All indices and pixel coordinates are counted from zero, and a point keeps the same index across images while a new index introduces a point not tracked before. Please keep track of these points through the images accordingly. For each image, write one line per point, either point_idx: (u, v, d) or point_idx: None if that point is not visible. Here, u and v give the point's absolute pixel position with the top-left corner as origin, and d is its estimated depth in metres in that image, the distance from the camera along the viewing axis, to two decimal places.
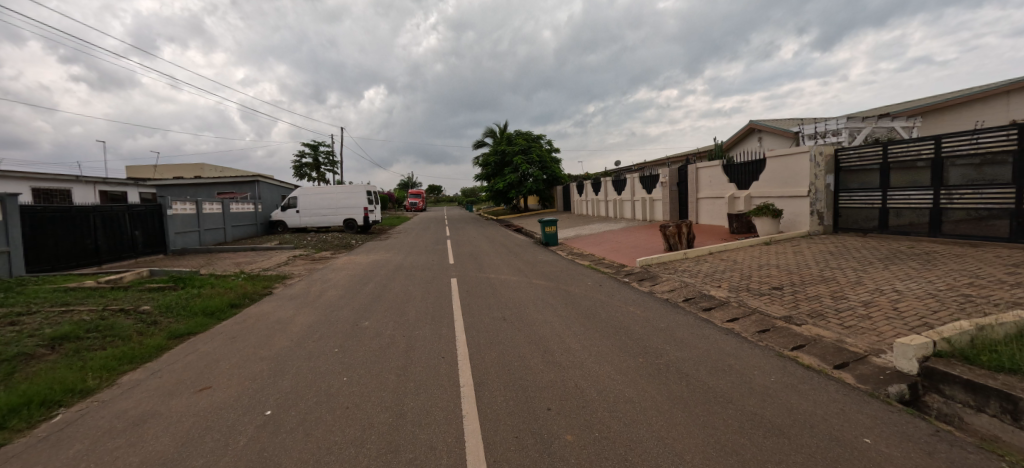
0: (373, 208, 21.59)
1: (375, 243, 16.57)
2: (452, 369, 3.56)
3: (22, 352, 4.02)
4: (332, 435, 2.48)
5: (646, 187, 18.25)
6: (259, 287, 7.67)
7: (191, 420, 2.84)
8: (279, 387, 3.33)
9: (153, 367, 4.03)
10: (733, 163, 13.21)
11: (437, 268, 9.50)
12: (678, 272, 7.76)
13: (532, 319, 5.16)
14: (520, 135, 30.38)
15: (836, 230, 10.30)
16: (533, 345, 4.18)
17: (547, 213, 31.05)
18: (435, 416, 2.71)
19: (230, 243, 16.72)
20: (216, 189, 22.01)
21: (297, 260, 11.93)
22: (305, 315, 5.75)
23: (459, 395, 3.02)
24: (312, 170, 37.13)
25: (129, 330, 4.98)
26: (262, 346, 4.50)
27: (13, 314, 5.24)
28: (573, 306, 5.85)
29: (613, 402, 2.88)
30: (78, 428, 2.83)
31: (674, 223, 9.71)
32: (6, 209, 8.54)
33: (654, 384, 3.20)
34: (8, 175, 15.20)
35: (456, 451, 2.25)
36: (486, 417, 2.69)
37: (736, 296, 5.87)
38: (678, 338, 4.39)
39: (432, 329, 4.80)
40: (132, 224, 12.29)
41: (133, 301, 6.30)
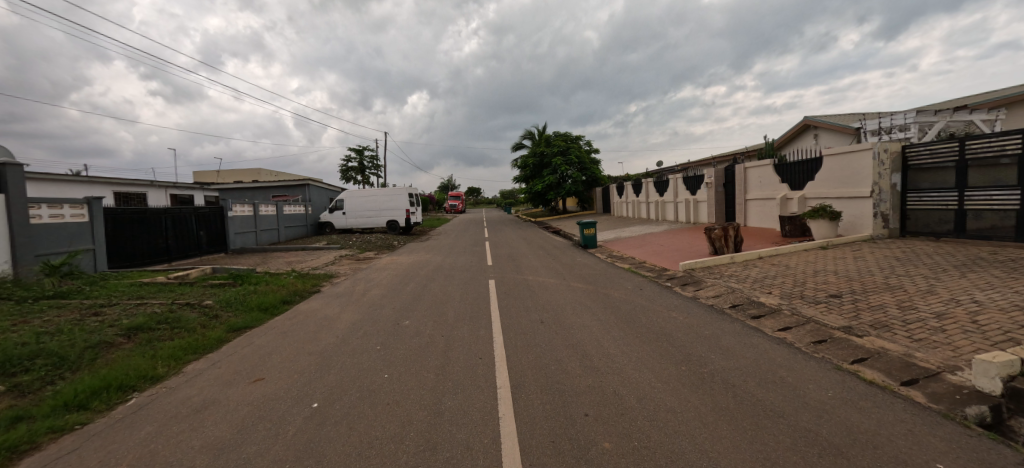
0: (415, 210, 22.30)
1: (416, 244, 17.06)
2: (491, 370, 3.59)
3: (104, 340, 4.46)
4: (374, 430, 2.56)
5: (690, 188, 17.65)
6: (308, 285, 8.10)
7: (245, 409, 3.02)
8: (325, 382, 3.48)
9: (214, 358, 4.35)
10: (784, 162, 12.55)
11: (475, 270, 9.60)
12: (725, 277, 7.40)
13: (570, 321, 5.14)
14: (559, 136, 30.27)
15: (903, 233, 9.47)
16: (570, 348, 4.14)
17: (585, 215, 30.64)
18: (472, 416, 2.73)
19: (282, 242, 17.75)
20: (270, 192, 23.49)
21: (343, 260, 12.47)
22: (349, 313, 5.99)
23: (497, 397, 3.02)
24: (357, 175, 38.63)
25: (194, 323, 5.40)
26: (310, 342, 4.72)
27: (97, 306, 5.83)
28: (612, 310, 5.73)
29: (653, 410, 2.79)
30: (149, 411, 3.10)
31: (721, 226, 9.32)
32: (92, 210, 9.58)
33: (697, 394, 3.07)
34: (95, 180, 17.05)
35: (492, 453, 2.25)
36: (523, 419, 2.69)
37: (788, 304, 5.52)
38: (724, 347, 4.18)
39: (470, 329, 4.88)
40: (197, 225, 13.32)
41: (198, 296, 6.85)
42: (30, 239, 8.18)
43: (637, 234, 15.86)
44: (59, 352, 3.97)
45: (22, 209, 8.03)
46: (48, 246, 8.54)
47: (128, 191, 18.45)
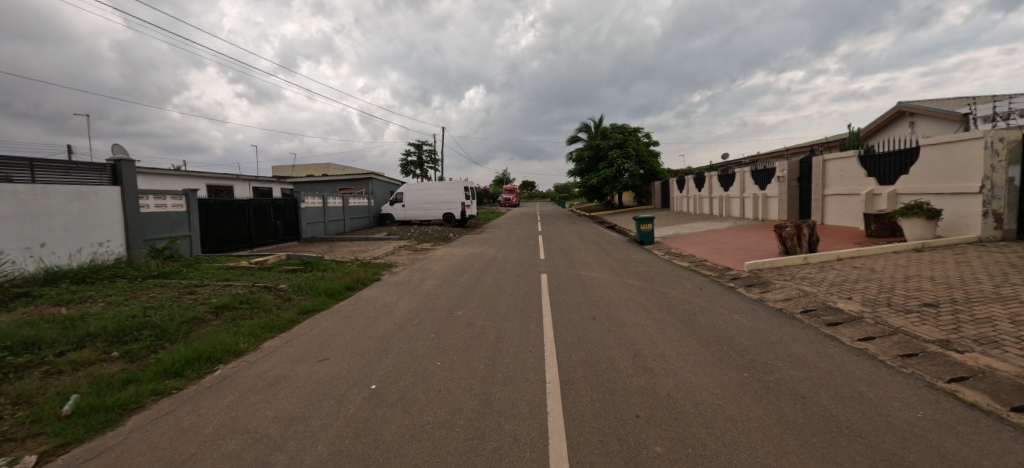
0: (471, 203, 22.93)
1: (470, 236, 17.45)
2: (540, 363, 3.60)
3: (197, 316, 5.05)
4: (427, 415, 2.67)
5: (759, 182, 16.49)
6: (369, 273, 8.60)
7: (312, 386, 3.28)
8: (383, 365, 3.69)
9: (286, 337, 4.76)
10: (871, 154, 11.32)
11: (528, 264, 9.64)
12: (796, 280, 6.83)
13: (623, 319, 5.01)
14: (616, 128, 29.49)
15: (1022, 236, 8.17)
16: (622, 346, 4.04)
17: (641, 210, 29.58)
18: (520, 408, 2.76)
19: (347, 233, 18.95)
20: (338, 185, 25.19)
21: (402, 250, 13.06)
22: (406, 301, 6.29)
23: (545, 391, 3.03)
24: (416, 169, 40.19)
25: (270, 304, 5.94)
26: (370, 327, 5.02)
27: (193, 285, 6.62)
28: (668, 310, 5.50)
29: (711, 417, 2.65)
30: (232, 381, 3.47)
31: (793, 223, 8.62)
32: (188, 201, 10.81)
33: (760, 403, 2.86)
34: (192, 174, 19.29)
35: (540, 446, 2.26)
36: (571, 415, 2.67)
37: (870, 312, 4.98)
38: (793, 355, 3.86)
39: (521, 322, 4.92)
40: (275, 215, 14.60)
41: (274, 280, 7.53)
42: (141, 225, 9.53)
43: (698, 230, 15.07)
44: (161, 325, 4.55)
45: (135, 200, 9.34)
46: (155, 232, 9.89)
47: (218, 184, 20.66)
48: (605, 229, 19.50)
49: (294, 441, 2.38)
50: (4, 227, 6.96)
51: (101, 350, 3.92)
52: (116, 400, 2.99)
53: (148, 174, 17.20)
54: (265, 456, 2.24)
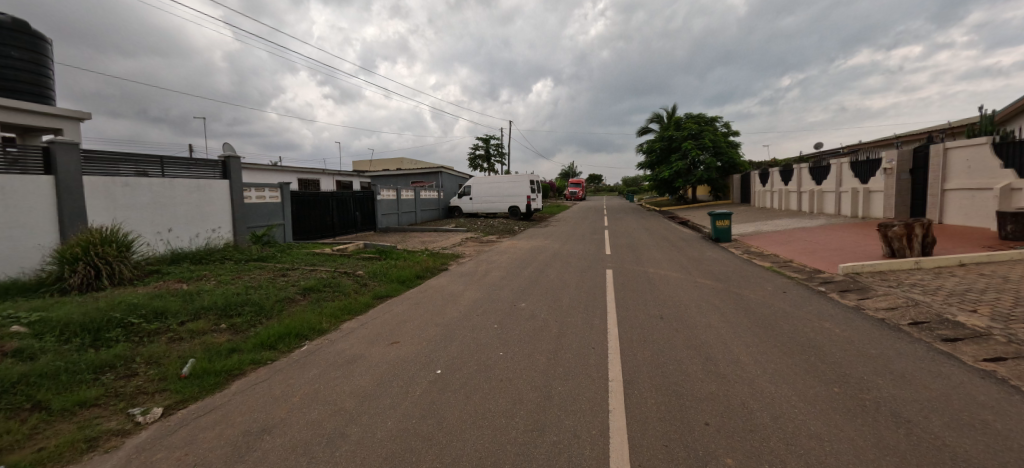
0: (537, 196, 23.10)
1: (535, 230, 17.54)
2: (602, 360, 3.54)
3: (288, 296, 5.64)
4: (489, 403, 2.74)
5: (860, 174, 14.67)
6: (437, 263, 9.02)
7: (385, 366, 3.52)
8: (449, 351, 3.85)
9: (362, 319, 5.14)
10: (1011, 141, 9.55)
11: (594, 258, 9.49)
12: (904, 287, 5.99)
13: (694, 321, 4.74)
14: (691, 119, 27.80)
15: None
16: (692, 349, 3.83)
17: (717, 205, 27.65)
18: (580, 404, 2.73)
19: (419, 224, 20.19)
20: (410, 179, 26.68)
21: (469, 242, 13.50)
22: (471, 291, 6.51)
23: (607, 389, 2.97)
24: (484, 163, 41.22)
25: (349, 288, 6.47)
26: (438, 314, 5.26)
27: (286, 269, 7.42)
28: (744, 313, 5.11)
29: (792, 433, 2.42)
30: (317, 356, 3.84)
31: (901, 222, 7.57)
32: (282, 194, 12.07)
33: (855, 423, 2.55)
34: (287, 169, 21.59)
35: (600, 444, 2.22)
36: (634, 416, 2.59)
37: (1003, 328, 4.21)
38: (898, 372, 3.39)
39: (584, 318, 4.86)
40: (355, 207, 15.80)
41: (353, 266, 8.18)
42: (246, 215, 10.89)
43: (784, 228, 13.78)
44: (259, 302, 5.15)
45: (241, 192, 10.67)
46: (256, 221, 11.24)
47: (309, 178, 22.94)
48: (675, 224, 18.58)
49: (368, 416, 2.57)
50: (143, 215, 8.36)
51: (212, 322, 4.54)
52: (224, 366, 3.44)
53: (253, 170, 19.62)
54: (342, 427, 2.44)
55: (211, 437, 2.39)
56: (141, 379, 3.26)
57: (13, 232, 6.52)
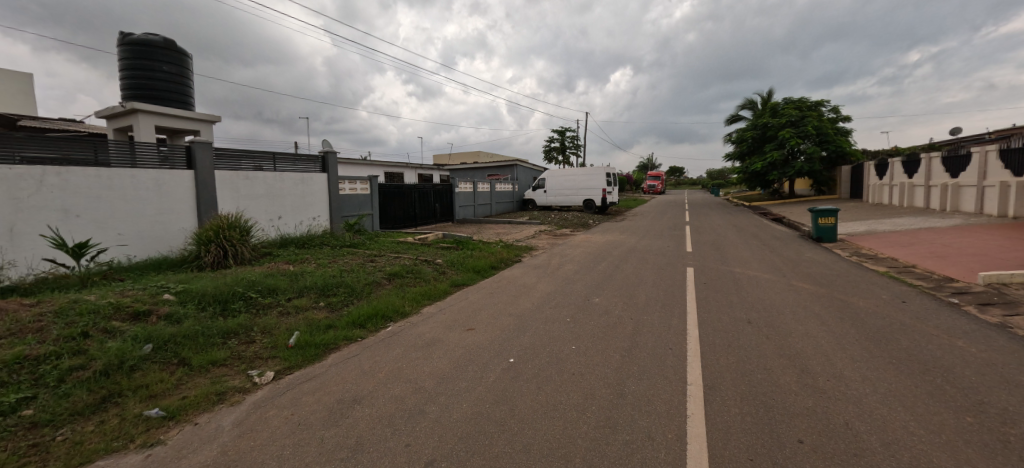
0: (612, 190, 22.52)
1: (610, 224, 17.10)
2: (680, 362, 3.38)
3: (375, 280, 6.17)
4: (560, 395, 2.75)
5: (1016, 165, 12.09)
6: (511, 254, 9.23)
7: (461, 351, 3.70)
8: (521, 342, 3.92)
9: (440, 306, 5.44)
10: None
11: (673, 255, 9.04)
12: None
13: (788, 328, 4.31)
14: (792, 104, 24.88)
15: None
16: (785, 359, 3.49)
17: (820, 201, 24.53)
18: (656, 406, 2.64)
19: (494, 216, 20.85)
20: (486, 172, 27.53)
21: (543, 235, 13.60)
22: (544, 284, 6.57)
23: (686, 394, 2.82)
24: (559, 155, 40.98)
25: (428, 275, 6.89)
26: (511, 305, 5.38)
27: (374, 255, 8.11)
28: (850, 323, 4.52)
29: (911, 464, 2.09)
30: (400, 337, 4.16)
31: None
32: (371, 186, 13.16)
33: (998, 460, 2.14)
34: (375, 164, 23.53)
35: (676, 450, 2.12)
36: (715, 424, 2.43)
37: None
38: None
39: (661, 317, 4.67)
40: (435, 199, 16.70)
41: (433, 255, 8.69)
42: (340, 205, 12.05)
43: (908, 228, 11.86)
44: (351, 284, 5.70)
45: (336, 185, 11.81)
46: (349, 211, 12.40)
47: (395, 172, 24.80)
48: (767, 221, 16.94)
49: (445, 397, 2.72)
50: (259, 205, 9.65)
51: (313, 299, 5.13)
52: (322, 340, 3.87)
53: (349, 164, 21.74)
54: (422, 404, 2.62)
55: (312, 401, 2.71)
56: (258, 345, 3.80)
57: (164, 217, 7.92)
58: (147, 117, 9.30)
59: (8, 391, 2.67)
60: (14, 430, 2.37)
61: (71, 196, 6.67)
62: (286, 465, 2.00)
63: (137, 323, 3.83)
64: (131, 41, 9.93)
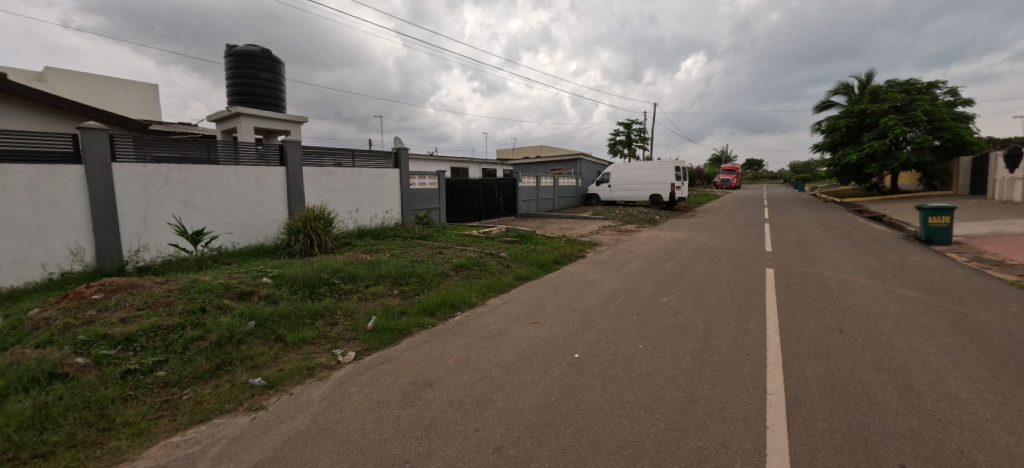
0: (681, 185, 21.40)
1: (678, 221, 16.26)
2: (758, 369, 3.17)
3: (443, 271, 6.46)
4: (627, 394, 2.71)
5: None
6: (575, 249, 9.19)
7: (526, 343, 3.77)
8: (586, 337, 3.92)
9: (505, 298, 5.57)
10: None
11: (750, 255, 8.43)
12: None
13: (889, 340, 3.84)
14: (898, 86, 21.89)
15: None
16: (885, 373, 3.12)
17: (931, 198, 21.35)
18: (732, 413, 2.50)
19: (556, 210, 20.79)
20: (549, 166, 27.53)
21: (606, 231, 13.31)
22: (609, 280, 6.48)
23: (764, 403, 2.64)
24: (623, 148, 39.60)
25: (493, 268, 7.08)
26: (576, 300, 5.38)
27: (443, 247, 8.48)
28: (968, 338, 3.93)
29: None
30: (468, 326, 4.32)
31: None
32: (439, 180, 13.71)
33: None
34: (442, 159, 24.54)
35: (754, 461, 2.00)
36: (799, 437, 2.25)
37: None
38: None
39: (736, 320, 4.40)
40: (499, 193, 17.00)
41: (497, 248, 8.90)
42: (411, 199, 12.70)
43: None
44: (421, 274, 6.02)
45: (407, 180, 12.44)
46: (419, 204, 13.04)
47: (459, 167, 25.64)
48: (862, 220, 15.13)
49: (511, 387, 2.80)
50: (339, 199, 10.45)
51: (388, 287, 5.50)
52: (397, 325, 4.14)
53: (417, 160, 22.86)
54: (489, 392, 2.71)
55: (389, 381, 2.92)
56: (341, 327, 4.15)
57: (262, 209, 8.88)
58: (248, 119, 10.41)
59: (149, 354, 3.20)
60: (151, 387, 2.87)
61: (189, 191, 7.72)
62: (368, 438, 2.18)
63: (243, 302, 4.37)
64: (235, 51, 11.14)
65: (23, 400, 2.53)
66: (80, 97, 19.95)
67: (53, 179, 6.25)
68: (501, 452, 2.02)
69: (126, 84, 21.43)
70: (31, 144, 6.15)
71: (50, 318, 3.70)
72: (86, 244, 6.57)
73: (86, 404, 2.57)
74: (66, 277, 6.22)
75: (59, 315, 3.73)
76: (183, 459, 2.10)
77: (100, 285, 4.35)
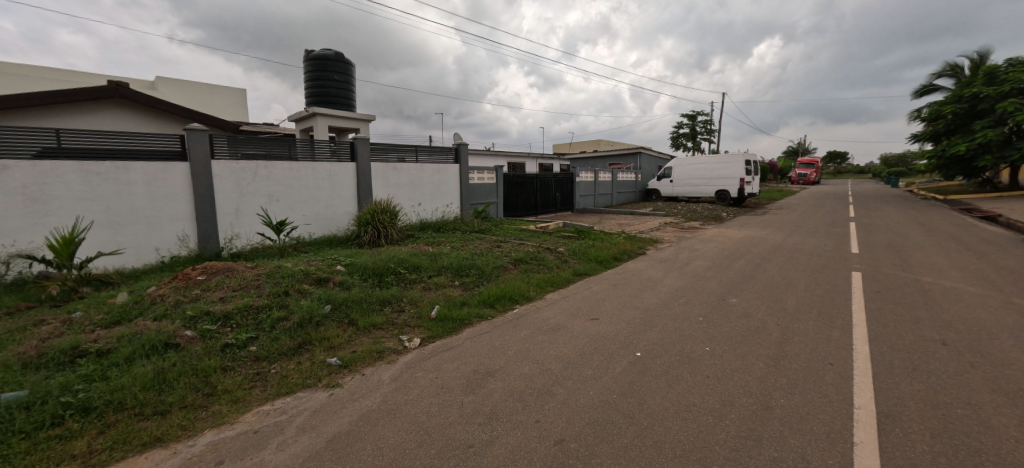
0: (752, 180, 20.00)
1: (748, 218, 15.20)
2: (843, 381, 2.91)
3: (502, 264, 6.61)
4: (693, 397, 2.63)
5: None
6: (635, 246, 8.97)
7: (586, 339, 3.77)
8: (648, 336, 3.84)
9: (563, 293, 5.59)
10: None
11: (832, 257, 7.71)
12: None
13: (1007, 356, 3.36)
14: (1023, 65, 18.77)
15: None
16: (1000, 393, 2.74)
17: None
18: (813, 425, 2.33)
19: (614, 206, 20.36)
20: (607, 161, 26.95)
21: (668, 228, 12.83)
22: (671, 279, 6.27)
23: (849, 416, 2.44)
24: (686, 141, 37.77)
25: (551, 262, 7.11)
26: (637, 298, 5.27)
27: (501, 241, 8.65)
28: None
29: None
30: (527, 319, 4.39)
31: None
32: (497, 175, 13.92)
33: None
34: (500, 154, 24.93)
35: None
36: (891, 455, 2.06)
37: None
38: None
39: (815, 327, 4.08)
40: (556, 188, 16.96)
41: (555, 243, 8.92)
42: (470, 193, 13.03)
43: None
44: (481, 266, 6.21)
45: (467, 175, 12.77)
46: (478, 199, 13.35)
47: (516, 162, 25.85)
48: (972, 220, 13.21)
49: (572, 381, 2.83)
50: (403, 192, 10.99)
51: (449, 278, 5.74)
52: (459, 315, 4.30)
53: (476, 155, 23.37)
54: (550, 385, 2.75)
55: (452, 369, 3.06)
56: (407, 314, 4.40)
57: (335, 203, 9.54)
58: (324, 119, 11.21)
59: (243, 331, 3.60)
60: (245, 360, 3.22)
61: (273, 185, 8.49)
62: (435, 420, 2.31)
63: (320, 287, 4.77)
64: (313, 57, 12.01)
65: (148, 364, 2.97)
66: (189, 104, 22.61)
67: (166, 175, 7.19)
68: (563, 444, 2.05)
69: (224, 90, 23.98)
70: (148, 144, 7.11)
71: (165, 294, 4.31)
72: (190, 232, 7.51)
73: (195, 371, 2.96)
74: (174, 260, 7.15)
75: (172, 292, 4.33)
76: (274, 426, 2.35)
77: (203, 268, 4.95)
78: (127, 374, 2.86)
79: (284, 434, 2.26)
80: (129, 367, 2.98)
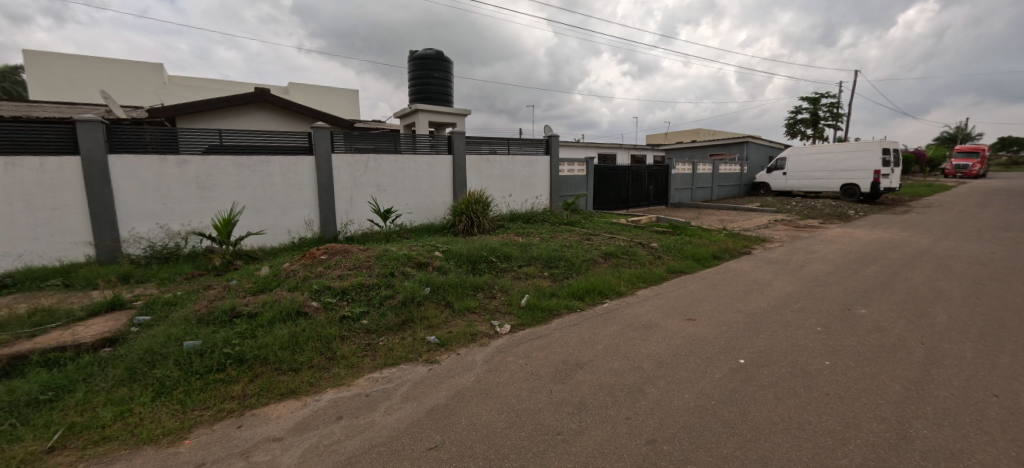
0: (890, 171, 16.97)
1: (883, 218, 12.96)
2: (1014, 418, 2.39)
3: (591, 257, 6.55)
4: (807, 415, 2.37)
5: None
6: (738, 245, 8.21)
7: (680, 339, 3.60)
8: (753, 343, 3.53)
9: (656, 290, 5.38)
10: None
11: (1005, 268, 6.25)
12: None
13: None
14: None
15: None
16: None
17: None
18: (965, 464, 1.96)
19: (713, 200, 18.82)
20: (707, 151, 24.89)
21: (780, 225, 11.51)
22: (781, 282, 5.65)
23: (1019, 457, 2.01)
24: (805, 127, 33.21)
25: (643, 258, 6.86)
26: (739, 300, 4.86)
27: (591, 234, 8.55)
28: None
29: None
30: (617, 315, 4.30)
31: None
32: (588, 167, 13.70)
33: None
34: (589, 145, 24.47)
35: None
36: None
37: None
38: None
39: (972, 349, 3.39)
40: (649, 180, 16.18)
41: (647, 238, 8.56)
42: (560, 186, 13.04)
43: None
44: (569, 259, 6.23)
45: (557, 167, 12.79)
46: (567, 191, 13.31)
47: (605, 152, 25.11)
48: None
49: (665, 382, 2.73)
50: (496, 184, 11.41)
51: (538, 268, 5.86)
52: (548, 305, 4.38)
53: (564, 146, 23.23)
54: (641, 384, 2.69)
55: (542, 357, 3.14)
56: (498, 301, 4.61)
57: (432, 193, 10.20)
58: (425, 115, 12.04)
59: (357, 305, 4.09)
60: (358, 332, 3.65)
61: (379, 176, 9.34)
62: (525, 405, 2.41)
63: (421, 270, 5.19)
64: (416, 57, 12.91)
65: (285, 328, 3.52)
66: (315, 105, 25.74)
67: (296, 167, 8.34)
68: (654, 445, 2.00)
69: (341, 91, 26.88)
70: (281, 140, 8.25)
71: (296, 270, 5.05)
72: (314, 217, 8.63)
73: (319, 337, 3.44)
74: (301, 240, 8.32)
75: (301, 269, 5.05)
76: (382, 392, 2.65)
77: (325, 249, 5.69)
78: (271, 334, 3.44)
79: (390, 400, 2.53)
80: (272, 328, 3.56)
